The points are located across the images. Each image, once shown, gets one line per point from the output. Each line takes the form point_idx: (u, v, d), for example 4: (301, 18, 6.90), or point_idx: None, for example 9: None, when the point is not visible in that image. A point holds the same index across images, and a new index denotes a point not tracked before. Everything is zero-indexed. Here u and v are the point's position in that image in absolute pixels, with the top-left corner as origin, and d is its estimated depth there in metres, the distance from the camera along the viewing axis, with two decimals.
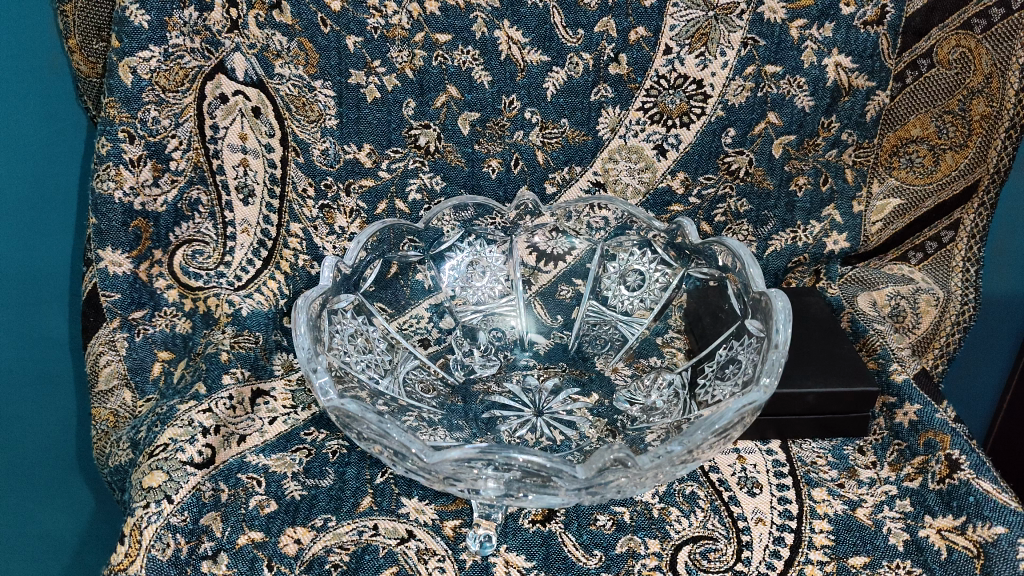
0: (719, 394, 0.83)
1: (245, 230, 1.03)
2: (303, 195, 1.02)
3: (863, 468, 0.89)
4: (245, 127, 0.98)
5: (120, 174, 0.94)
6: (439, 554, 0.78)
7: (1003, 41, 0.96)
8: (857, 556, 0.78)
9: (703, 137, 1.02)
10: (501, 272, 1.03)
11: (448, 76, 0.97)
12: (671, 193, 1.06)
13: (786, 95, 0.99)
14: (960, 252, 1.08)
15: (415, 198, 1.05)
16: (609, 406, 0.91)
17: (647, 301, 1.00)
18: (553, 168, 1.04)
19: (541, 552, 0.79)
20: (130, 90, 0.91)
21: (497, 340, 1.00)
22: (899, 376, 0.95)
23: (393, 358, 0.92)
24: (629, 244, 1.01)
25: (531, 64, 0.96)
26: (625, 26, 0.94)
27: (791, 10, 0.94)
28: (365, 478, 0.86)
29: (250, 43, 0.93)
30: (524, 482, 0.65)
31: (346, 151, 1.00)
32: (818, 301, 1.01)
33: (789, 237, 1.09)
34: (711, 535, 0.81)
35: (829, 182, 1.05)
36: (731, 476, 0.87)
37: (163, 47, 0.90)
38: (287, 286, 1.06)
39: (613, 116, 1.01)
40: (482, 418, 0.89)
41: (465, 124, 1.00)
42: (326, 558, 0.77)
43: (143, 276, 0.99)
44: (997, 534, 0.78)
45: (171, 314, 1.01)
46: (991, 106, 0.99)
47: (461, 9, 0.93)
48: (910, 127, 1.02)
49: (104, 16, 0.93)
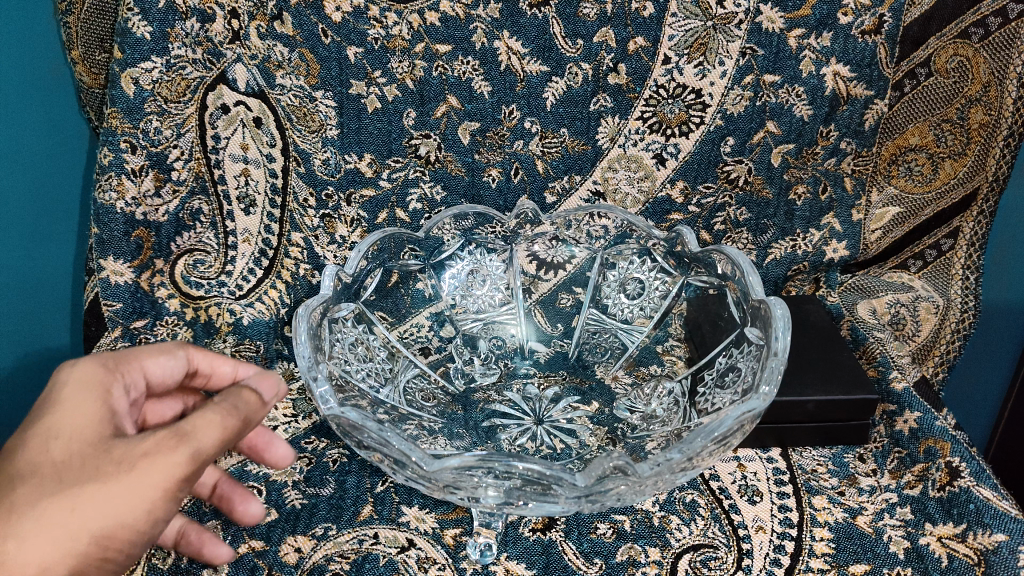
0: (719, 402, 0.82)
1: (245, 240, 1.04)
2: (303, 204, 1.03)
3: (863, 476, 0.89)
4: (247, 137, 0.98)
5: (121, 184, 0.94)
6: (439, 562, 0.78)
7: (1002, 50, 0.95)
8: (857, 564, 0.79)
9: (703, 146, 1.03)
10: (501, 280, 1.04)
11: (448, 86, 0.98)
12: (671, 202, 1.07)
13: (785, 104, 1.00)
14: (960, 260, 1.08)
15: (415, 207, 1.06)
16: (609, 414, 0.91)
17: (647, 310, 1.00)
18: (552, 177, 1.05)
19: (541, 560, 0.79)
20: (133, 101, 0.91)
21: (497, 348, 1.00)
22: (899, 384, 0.94)
23: (393, 366, 0.92)
24: (629, 252, 1.01)
25: (530, 74, 0.97)
26: (625, 36, 0.95)
27: (789, 19, 0.94)
28: (365, 487, 0.86)
29: (251, 53, 0.94)
30: (524, 490, 0.64)
31: (347, 160, 1.01)
32: (818, 309, 1.01)
33: (789, 245, 1.10)
34: (711, 543, 0.81)
35: (828, 191, 1.06)
36: (731, 485, 0.87)
37: (165, 58, 0.91)
38: (287, 295, 1.06)
39: (613, 126, 1.02)
40: (482, 427, 0.89)
41: (465, 133, 1.01)
42: (326, 566, 0.77)
43: (145, 285, 0.99)
44: (997, 542, 0.77)
45: (172, 324, 1.01)
46: (989, 114, 0.99)
47: (461, 20, 0.93)
48: (909, 135, 1.03)
49: (106, 28, 0.92)
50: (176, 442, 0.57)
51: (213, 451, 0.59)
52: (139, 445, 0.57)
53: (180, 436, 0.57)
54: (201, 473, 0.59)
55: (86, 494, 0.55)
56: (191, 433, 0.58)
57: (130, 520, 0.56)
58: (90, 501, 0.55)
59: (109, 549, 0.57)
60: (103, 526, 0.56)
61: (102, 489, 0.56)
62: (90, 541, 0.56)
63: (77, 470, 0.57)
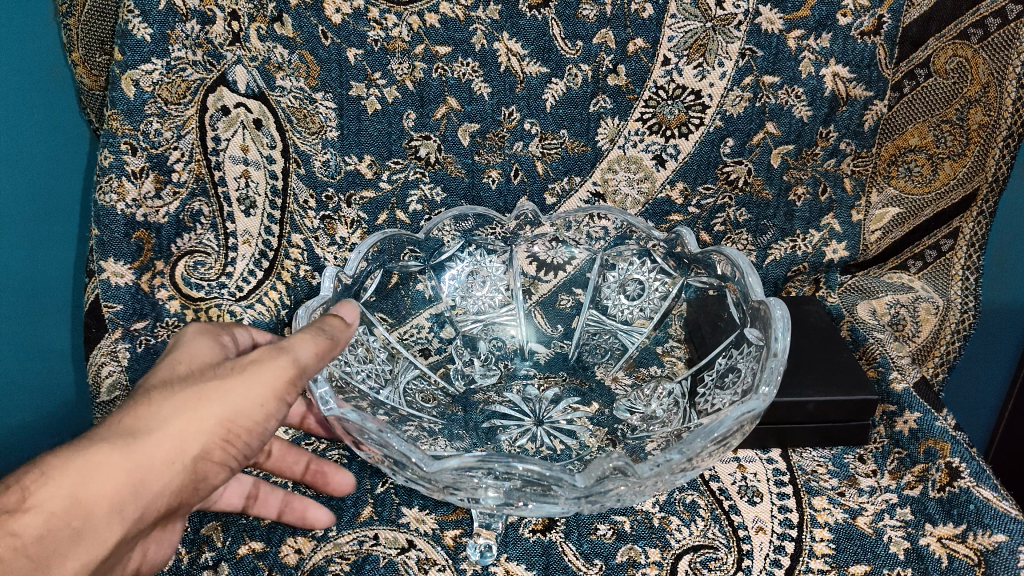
0: (719, 402, 0.82)
1: (246, 241, 1.04)
2: (303, 206, 1.03)
3: (863, 477, 0.89)
4: (247, 139, 0.99)
5: (122, 186, 0.94)
6: (439, 563, 0.79)
7: (1000, 51, 0.95)
8: (857, 564, 0.79)
9: (702, 147, 1.03)
10: (501, 281, 1.04)
11: (448, 88, 0.98)
12: (671, 203, 1.07)
13: (785, 104, 1.00)
14: (960, 261, 1.08)
15: (415, 208, 1.06)
16: (609, 415, 0.91)
17: (647, 310, 1.00)
18: (552, 178, 1.05)
19: (541, 561, 0.79)
20: (132, 102, 0.91)
21: (497, 349, 1.00)
22: (899, 385, 0.94)
23: (393, 367, 0.92)
24: (629, 253, 1.01)
25: (530, 75, 0.97)
26: (625, 37, 0.95)
27: (788, 21, 0.94)
28: (365, 488, 0.86)
29: (251, 56, 0.94)
30: (524, 491, 0.64)
31: (347, 162, 1.01)
32: (818, 310, 1.01)
33: (789, 246, 1.10)
34: (711, 544, 0.81)
35: (828, 191, 1.06)
36: (731, 485, 0.87)
37: (165, 60, 0.91)
38: (287, 296, 1.06)
39: (612, 127, 1.02)
40: (482, 428, 0.90)
41: (465, 135, 1.01)
42: (326, 567, 0.78)
43: (145, 287, 0.99)
44: (997, 543, 0.78)
45: (172, 325, 1.01)
46: (988, 114, 0.99)
47: (461, 21, 0.93)
48: (908, 136, 1.02)
49: (106, 30, 0.93)
50: (278, 352, 0.65)
51: (310, 364, 0.66)
52: (248, 356, 0.65)
53: (280, 348, 0.65)
54: (302, 385, 0.66)
55: (209, 386, 0.63)
56: (288, 345, 0.65)
57: (247, 411, 0.63)
58: (213, 392, 0.63)
59: (231, 439, 0.63)
60: (225, 411, 0.62)
61: (222, 384, 0.63)
62: (213, 426, 0.62)
63: (201, 375, 0.64)
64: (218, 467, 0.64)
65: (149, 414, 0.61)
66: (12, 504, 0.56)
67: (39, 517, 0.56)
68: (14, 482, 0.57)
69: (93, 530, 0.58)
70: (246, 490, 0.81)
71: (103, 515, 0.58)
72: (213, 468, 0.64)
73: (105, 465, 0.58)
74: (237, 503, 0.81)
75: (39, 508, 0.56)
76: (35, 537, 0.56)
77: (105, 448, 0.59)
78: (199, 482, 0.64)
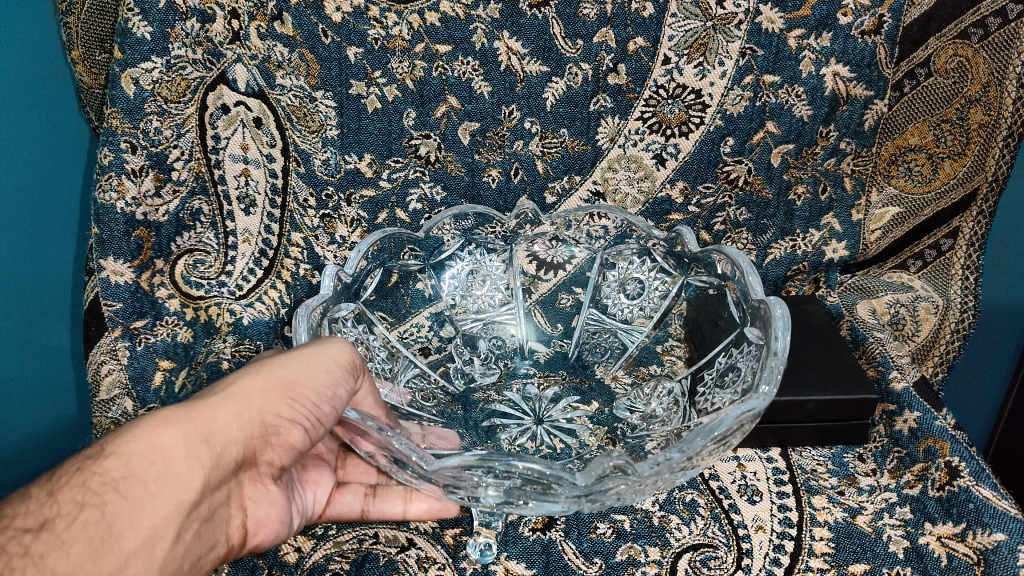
0: (719, 402, 0.82)
1: (245, 240, 1.04)
2: (303, 205, 1.04)
3: (863, 476, 0.89)
4: (247, 137, 0.99)
5: (122, 184, 0.93)
6: (439, 562, 0.79)
7: (1001, 50, 0.95)
8: (857, 563, 0.79)
9: (703, 146, 1.03)
10: (501, 280, 1.04)
11: (448, 86, 0.98)
12: (671, 202, 1.07)
13: (785, 103, 1.00)
14: (960, 260, 1.08)
15: (415, 207, 1.06)
16: (609, 414, 0.91)
17: (647, 310, 1.00)
18: (553, 177, 1.05)
19: (541, 560, 0.79)
20: (132, 101, 0.91)
21: (497, 348, 1.00)
22: (899, 384, 0.94)
23: (393, 366, 0.93)
24: (629, 252, 1.01)
25: (530, 74, 0.97)
26: (625, 36, 0.95)
27: (789, 20, 0.94)
28: None
29: (251, 54, 0.94)
30: (524, 490, 0.64)
31: (347, 160, 1.01)
32: (818, 309, 1.01)
33: (789, 245, 1.10)
34: (711, 543, 0.81)
35: (828, 190, 1.06)
36: (731, 484, 0.87)
37: (165, 58, 0.90)
38: (287, 295, 1.06)
39: (613, 126, 1.02)
40: (482, 426, 0.90)
41: (465, 133, 1.01)
42: (326, 566, 0.78)
43: (145, 285, 0.97)
44: (997, 541, 0.78)
45: (172, 324, 0.99)
46: (989, 114, 0.99)
47: (461, 20, 0.93)
48: (909, 135, 1.03)
49: (106, 28, 0.92)
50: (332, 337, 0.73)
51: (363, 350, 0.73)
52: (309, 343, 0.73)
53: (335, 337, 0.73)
54: (358, 370, 0.72)
55: (273, 361, 0.69)
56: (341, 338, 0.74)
57: (310, 374, 0.68)
58: (279, 362, 0.68)
59: (298, 398, 0.66)
60: (290, 374, 0.67)
61: (284, 356, 0.69)
62: (278, 386, 0.67)
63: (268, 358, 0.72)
64: (289, 426, 0.66)
65: (220, 386, 0.67)
66: (94, 452, 0.60)
67: (120, 460, 0.59)
68: (97, 441, 0.61)
69: (173, 473, 0.60)
70: (363, 490, 0.81)
71: (181, 460, 0.61)
72: (282, 427, 0.66)
73: (178, 414, 0.63)
74: (355, 508, 0.80)
75: (117, 454, 0.60)
76: (117, 477, 0.59)
77: (177, 405, 0.64)
78: (271, 439, 0.66)
